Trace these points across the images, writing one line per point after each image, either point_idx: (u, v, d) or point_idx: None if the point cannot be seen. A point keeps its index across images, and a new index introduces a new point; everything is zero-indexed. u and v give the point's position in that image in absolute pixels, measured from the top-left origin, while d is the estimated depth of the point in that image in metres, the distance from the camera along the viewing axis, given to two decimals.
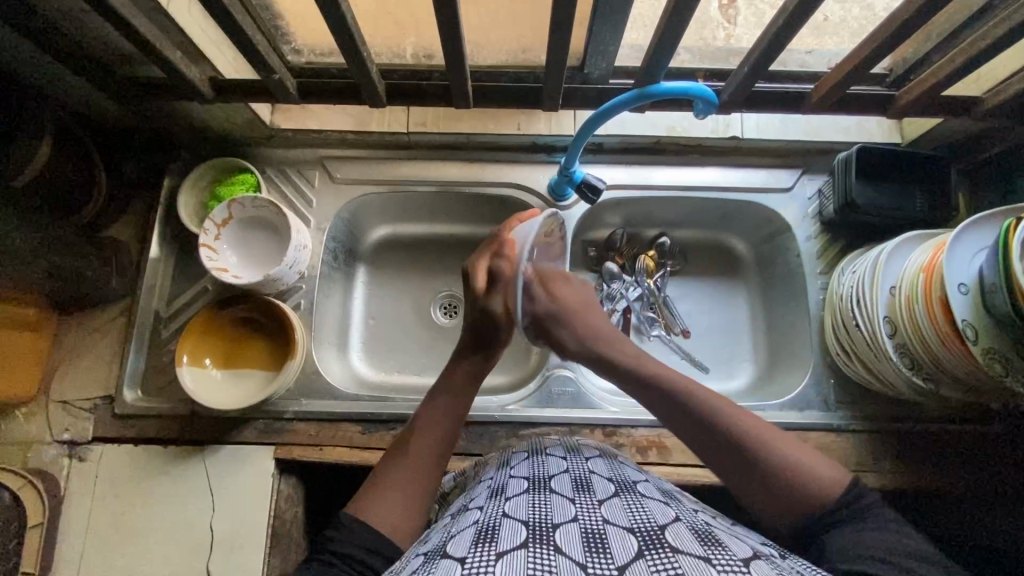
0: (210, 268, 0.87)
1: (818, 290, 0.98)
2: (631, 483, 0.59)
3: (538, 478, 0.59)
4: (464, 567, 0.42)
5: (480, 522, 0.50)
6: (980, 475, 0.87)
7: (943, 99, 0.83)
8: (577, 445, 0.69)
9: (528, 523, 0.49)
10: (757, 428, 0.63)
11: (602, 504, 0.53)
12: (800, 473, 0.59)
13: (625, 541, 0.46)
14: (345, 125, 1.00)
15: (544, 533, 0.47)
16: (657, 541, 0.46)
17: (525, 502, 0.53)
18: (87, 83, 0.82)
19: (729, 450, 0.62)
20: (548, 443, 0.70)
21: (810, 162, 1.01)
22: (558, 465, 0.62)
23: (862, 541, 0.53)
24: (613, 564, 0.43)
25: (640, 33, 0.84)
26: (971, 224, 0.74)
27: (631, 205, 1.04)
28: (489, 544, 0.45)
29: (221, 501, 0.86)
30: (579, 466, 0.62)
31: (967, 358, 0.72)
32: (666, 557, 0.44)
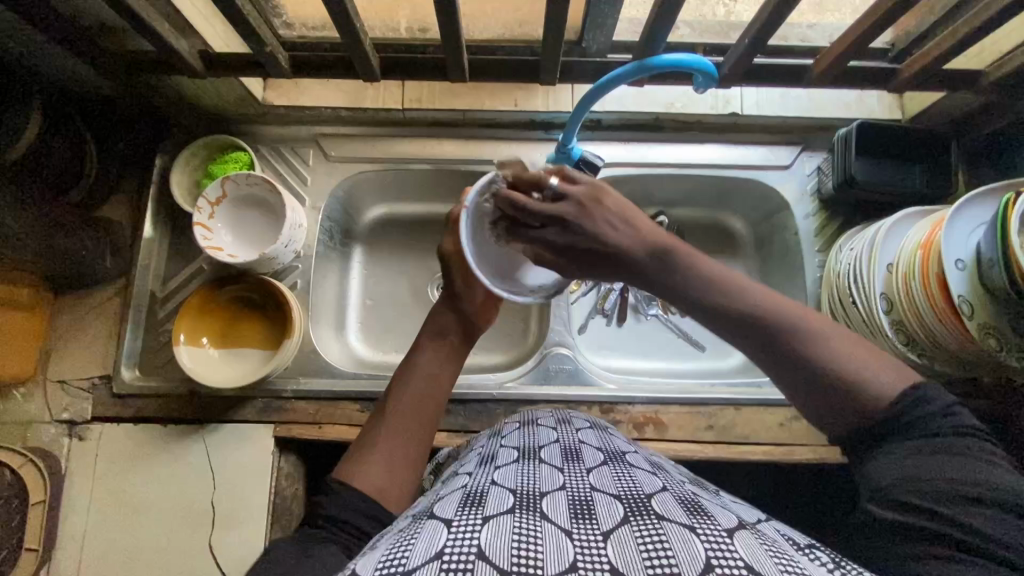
0: (205, 247, 0.86)
1: (815, 268, 0.98)
2: (620, 453, 0.60)
3: (528, 448, 0.60)
4: (450, 531, 0.43)
5: (468, 488, 0.51)
6: None
7: (946, 73, 0.82)
8: (568, 416, 0.70)
9: (515, 490, 0.49)
10: (815, 328, 0.52)
11: (590, 472, 0.54)
12: (861, 378, 0.49)
13: (611, 508, 0.47)
14: (338, 101, 0.98)
15: (531, 501, 0.47)
16: (643, 509, 0.46)
17: (514, 471, 0.53)
18: (72, 58, 0.79)
19: (784, 354, 0.51)
20: (539, 414, 0.70)
21: (809, 139, 1.00)
22: (549, 435, 0.63)
23: (922, 468, 0.46)
24: (598, 530, 0.43)
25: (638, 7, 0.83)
26: (970, 200, 0.74)
27: (630, 183, 1.03)
28: (475, 508, 0.46)
29: (222, 479, 0.86)
30: (569, 436, 0.63)
31: (961, 334, 0.73)
32: (651, 524, 0.44)
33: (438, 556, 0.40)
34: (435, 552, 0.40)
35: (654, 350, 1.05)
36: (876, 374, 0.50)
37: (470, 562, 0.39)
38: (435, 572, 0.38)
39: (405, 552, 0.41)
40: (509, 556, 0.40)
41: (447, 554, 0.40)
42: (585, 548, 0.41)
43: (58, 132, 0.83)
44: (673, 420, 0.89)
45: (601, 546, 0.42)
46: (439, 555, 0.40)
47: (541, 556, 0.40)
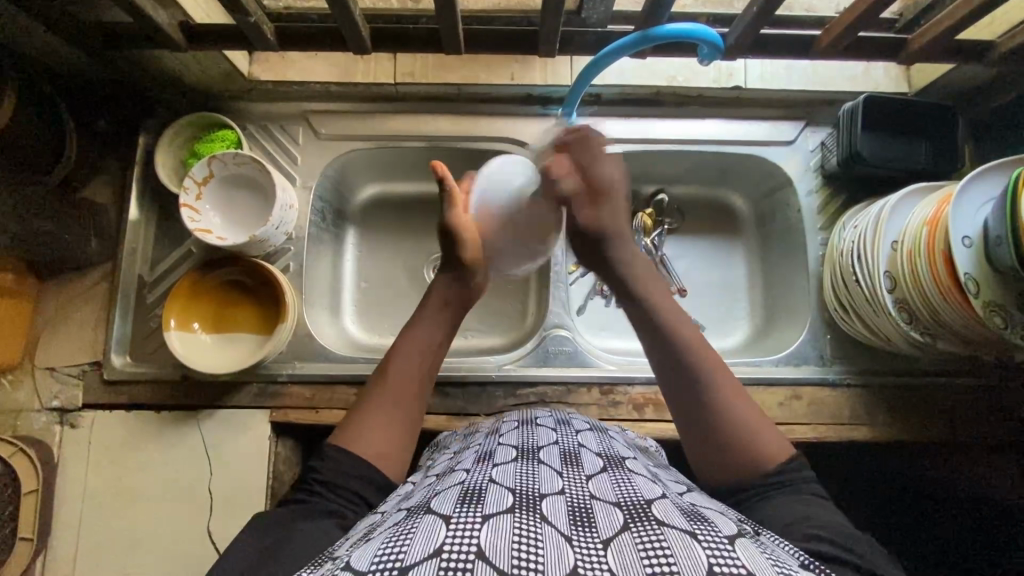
0: (193, 230, 0.83)
1: (817, 247, 0.96)
2: (620, 459, 0.59)
3: (526, 447, 0.59)
4: (449, 526, 0.41)
5: (465, 485, 0.50)
6: (972, 425, 0.89)
7: (956, 43, 0.79)
8: (566, 417, 0.70)
9: (514, 488, 0.48)
10: (723, 380, 0.62)
11: (590, 478, 0.53)
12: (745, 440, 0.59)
13: (611, 516, 0.46)
14: (328, 76, 0.94)
15: (531, 502, 0.46)
16: (644, 516, 0.45)
17: (512, 469, 0.53)
18: (44, 29, 0.75)
19: (696, 394, 0.62)
20: (538, 412, 0.70)
21: (813, 114, 0.98)
22: (548, 436, 0.62)
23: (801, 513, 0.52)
24: (598, 538, 0.43)
25: None
26: (979, 175, 0.72)
27: (629, 159, 1.00)
28: (474, 506, 0.44)
29: (219, 465, 0.85)
30: (569, 438, 0.62)
31: (966, 312, 0.72)
32: (652, 530, 0.43)
33: (437, 553, 0.39)
34: (434, 547, 0.39)
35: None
36: (753, 434, 0.59)
37: (470, 561, 0.38)
38: (435, 569, 0.37)
39: (402, 547, 0.40)
40: (509, 557, 0.39)
41: (447, 552, 0.39)
42: (586, 556, 0.40)
43: (34, 110, 0.79)
44: None
45: (601, 554, 0.41)
46: (438, 551, 0.39)
47: (542, 559, 0.39)
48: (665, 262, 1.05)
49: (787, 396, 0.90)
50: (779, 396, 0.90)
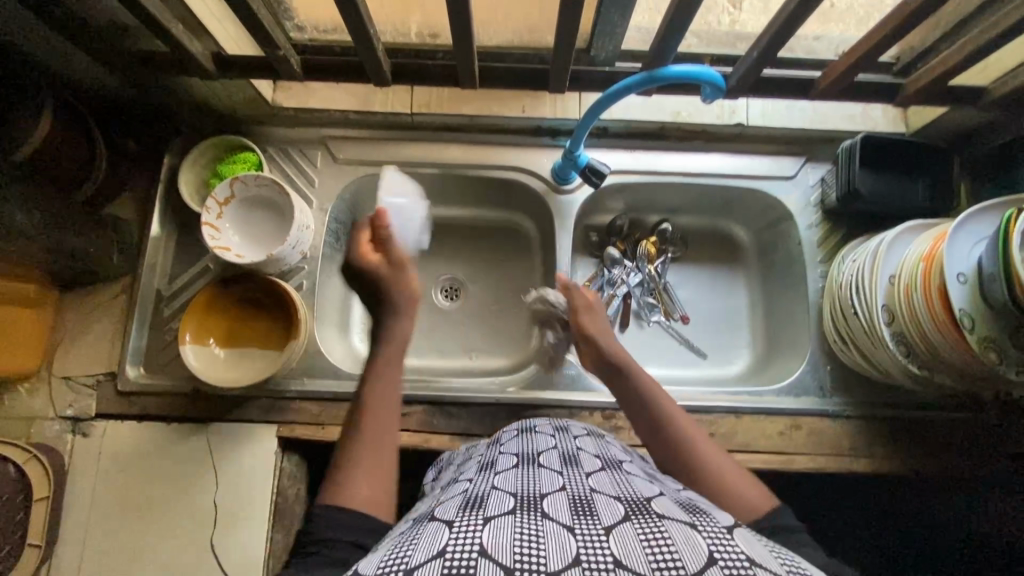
0: (212, 247, 0.87)
1: (817, 279, 0.98)
2: (617, 462, 0.61)
3: (527, 453, 0.61)
4: (452, 530, 0.43)
5: (469, 493, 0.52)
6: (970, 461, 0.89)
7: (950, 88, 0.82)
8: (565, 424, 0.72)
9: (517, 492, 0.50)
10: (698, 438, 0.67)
11: (589, 476, 0.55)
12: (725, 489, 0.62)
13: (612, 508, 0.47)
14: (347, 104, 0.99)
15: (532, 502, 0.48)
16: (644, 510, 0.47)
17: (513, 475, 0.55)
18: (86, 56, 0.80)
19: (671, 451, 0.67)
20: (537, 422, 0.72)
21: (814, 151, 1.01)
22: (547, 441, 0.64)
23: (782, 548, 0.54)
24: (600, 525, 0.44)
25: (646, 15, 0.85)
26: (972, 215, 0.75)
27: (635, 190, 1.04)
28: (476, 510, 0.46)
29: (225, 478, 0.87)
30: (567, 442, 0.64)
31: (958, 344, 0.73)
32: (652, 522, 0.45)
33: (440, 554, 0.40)
34: (437, 550, 0.41)
35: (652, 357, 1.06)
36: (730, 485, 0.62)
37: (473, 560, 0.39)
38: (439, 570, 0.39)
39: (406, 552, 0.41)
40: (512, 553, 0.40)
41: (450, 552, 0.40)
42: (588, 542, 0.42)
43: (70, 131, 0.83)
44: None
45: (603, 540, 0.42)
46: (441, 553, 0.40)
47: (544, 553, 0.40)
48: (669, 289, 1.07)
49: (786, 426, 0.91)
50: (779, 425, 0.91)
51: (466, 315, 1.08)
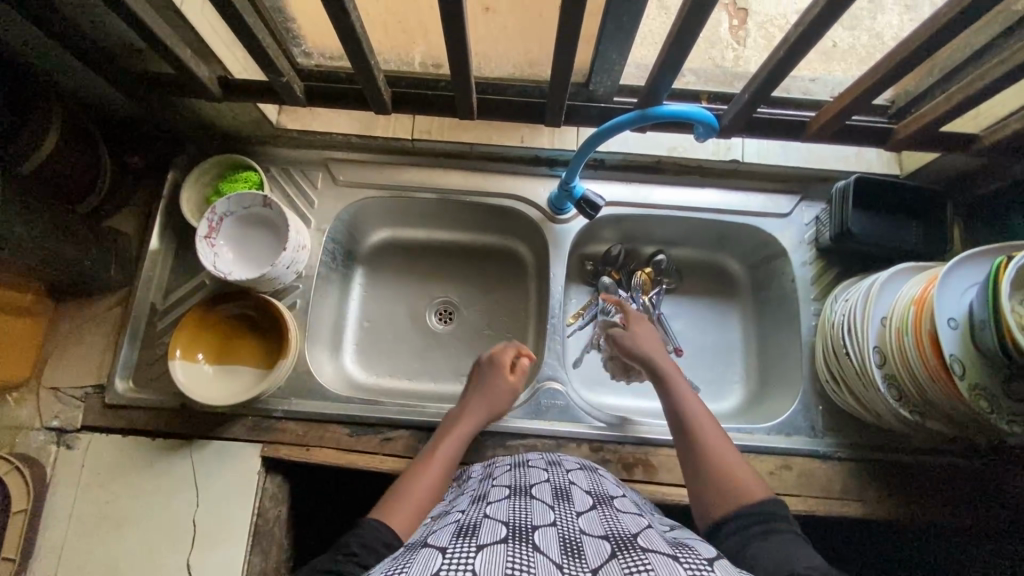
0: (208, 266, 0.86)
1: (811, 316, 0.98)
2: (608, 498, 0.64)
3: (519, 486, 0.63)
4: (446, 555, 0.45)
5: (461, 522, 0.54)
6: (965, 509, 0.87)
7: (943, 135, 0.83)
8: (557, 459, 0.74)
9: (509, 522, 0.52)
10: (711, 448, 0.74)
11: (579, 514, 0.57)
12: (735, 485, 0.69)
13: (600, 545, 0.50)
14: (351, 128, 1.02)
15: (524, 533, 0.50)
16: (630, 546, 0.50)
17: (506, 506, 0.57)
18: (95, 75, 0.82)
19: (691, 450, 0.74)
20: (530, 456, 0.74)
21: (809, 189, 1.02)
22: (540, 475, 0.67)
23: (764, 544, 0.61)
24: (588, 566, 0.46)
25: (649, 49, 0.85)
26: (963, 259, 0.75)
27: (630, 222, 1.05)
28: (469, 538, 0.48)
29: (206, 498, 0.86)
30: (560, 477, 0.67)
31: (951, 393, 0.73)
32: (637, 555, 0.48)
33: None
34: (431, 572, 0.42)
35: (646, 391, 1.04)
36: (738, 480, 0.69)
37: None
38: None
39: (402, 572, 0.43)
40: None
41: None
42: None
43: (77, 147, 0.85)
44: (662, 463, 0.89)
45: None
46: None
47: None
48: (663, 321, 1.07)
49: (777, 465, 0.89)
50: (769, 465, 0.89)
51: (459, 340, 1.08)
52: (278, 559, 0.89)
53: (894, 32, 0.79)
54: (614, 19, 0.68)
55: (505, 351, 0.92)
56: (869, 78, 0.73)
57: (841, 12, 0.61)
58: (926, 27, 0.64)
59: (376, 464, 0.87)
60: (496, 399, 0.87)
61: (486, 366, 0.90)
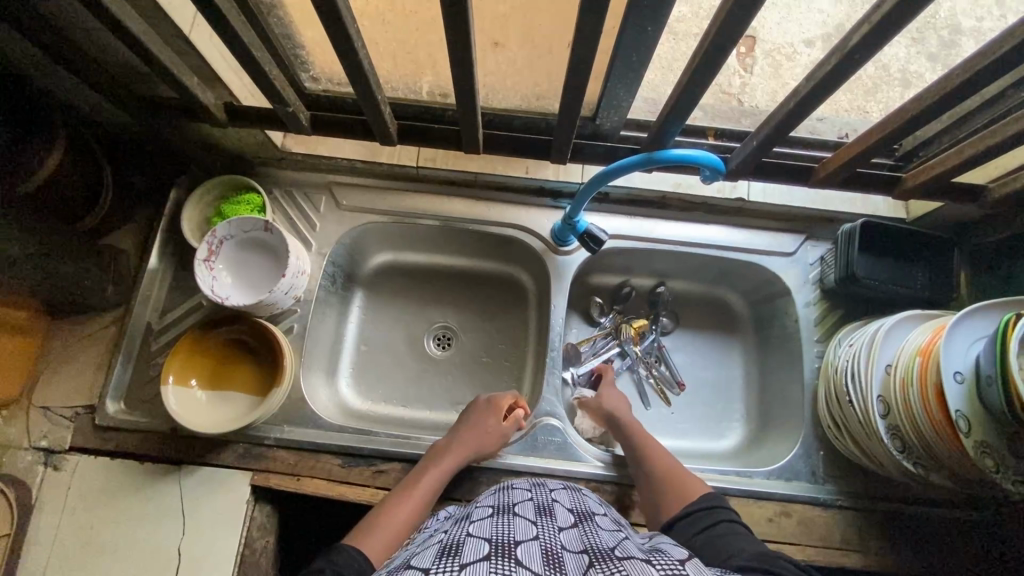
0: (209, 294, 0.85)
1: (814, 358, 0.97)
2: (589, 514, 0.63)
3: (502, 504, 0.62)
4: None
5: (444, 541, 0.53)
6: (965, 564, 0.86)
7: (952, 185, 0.82)
8: (542, 480, 0.74)
9: (491, 538, 0.51)
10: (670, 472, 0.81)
11: (561, 529, 0.57)
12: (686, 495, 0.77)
13: (579, 559, 0.50)
14: (356, 154, 1.02)
15: (507, 548, 0.49)
16: (608, 556, 0.50)
17: (488, 522, 0.56)
18: (100, 96, 0.82)
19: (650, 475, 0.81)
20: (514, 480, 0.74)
21: (814, 229, 1.01)
22: (523, 494, 0.66)
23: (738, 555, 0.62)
24: None
25: (659, 75, 0.86)
26: (971, 312, 0.73)
27: (633, 255, 1.04)
28: (452, 557, 0.48)
29: (192, 527, 0.84)
30: (543, 495, 0.66)
31: (955, 449, 0.71)
32: (615, 564, 0.48)
33: None
34: None
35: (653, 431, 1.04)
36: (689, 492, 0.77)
37: None
38: None
39: None
40: None
41: None
42: None
43: (80, 166, 0.85)
44: None
45: None
46: None
47: None
48: (661, 359, 1.07)
49: (776, 512, 0.87)
50: (768, 511, 0.87)
51: (456, 368, 1.06)
52: None
53: (898, 65, 0.84)
54: (624, 58, 0.67)
55: (502, 397, 0.91)
56: (876, 131, 0.73)
57: (851, 70, 0.60)
58: (935, 86, 0.64)
59: (367, 497, 0.86)
60: (485, 441, 0.85)
61: (479, 406, 0.90)
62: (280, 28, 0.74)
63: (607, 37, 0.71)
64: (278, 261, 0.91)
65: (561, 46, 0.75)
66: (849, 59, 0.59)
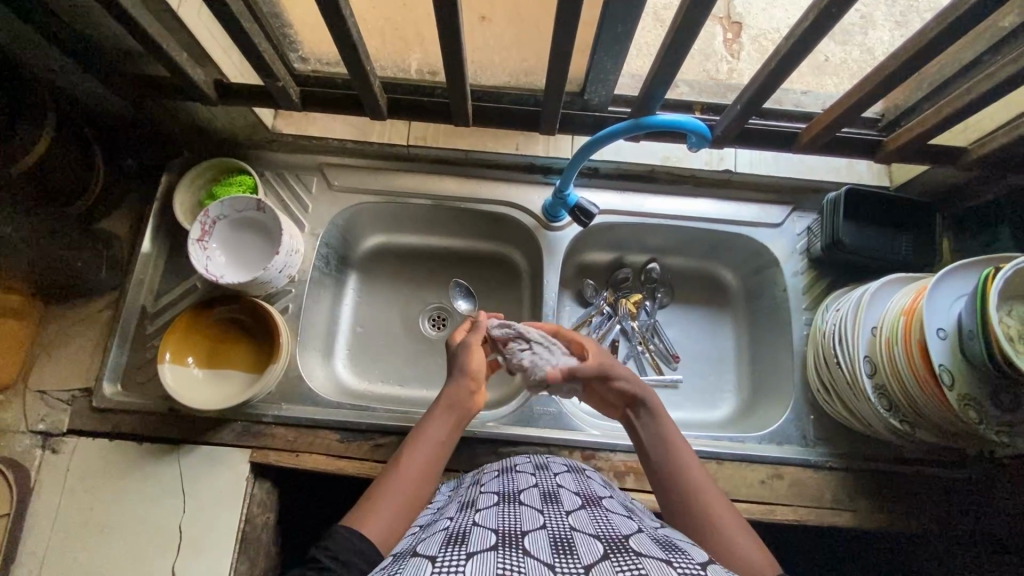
0: (201, 271, 0.85)
1: (802, 326, 0.98)
2: (596, 498, 0.64)
3: (508, 492, 0.64)
4: (435, 565, 0.46)
5: (450, 529, 0.54)
6: (953, 520, 0.88)
7: (930, 148, 0.84)
8: (545, 462, 0.75)
9: (498, 529, 0.53)
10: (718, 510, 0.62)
11: (569, 513, 0.58)
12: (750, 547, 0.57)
13: (592, 545, 0.50)
14: (345, 134, 1.02)
15: (513, 539, 0.51)
16: (622, 547, 0.50)
17: (494, 513, 0.57)
18: (90, 77, 0.82)
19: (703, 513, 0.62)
20: (517, 461, 0.75)
21: (801, 200, 1.03)
22: (528, 480, 0.67)
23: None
24: (580, 564, 0.47)
25: (643, 62, 0.87)
26: (954, 270, 0.75)
27: (624, 229, 1.05)
28: (459, 546, 0.49)
29: (192, 505, 0.85)
30: (548, 481, 0.67)
31: (940, 403, 0.73)
32: (631, 560, 0.47)
33: None
34: None
35: None
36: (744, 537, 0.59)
37: None
38: None
39: None
40: None
41: None
42: None
43: (71, 148, 0.85)
44: None
45: None
46: None
47: None
48: (657, 333, 1.09)
49: (768, 475, 0.89)
50: (761, 474, 0.89)
51: None
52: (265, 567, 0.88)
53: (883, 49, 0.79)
54: (610, 31, 0.69)
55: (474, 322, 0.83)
56: (854, 93, 0.75)
57: (828, 25, 0.62)
58: (910, 43, 0.66)
59: (367, 470, 0.87)
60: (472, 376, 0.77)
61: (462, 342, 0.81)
62: (268, 5, 0.75)
63: (592, 9, 0.72)
64: (270, 241, 0.91)
65: (547, 19, 0.77)
66: (824, 16, 0.61)
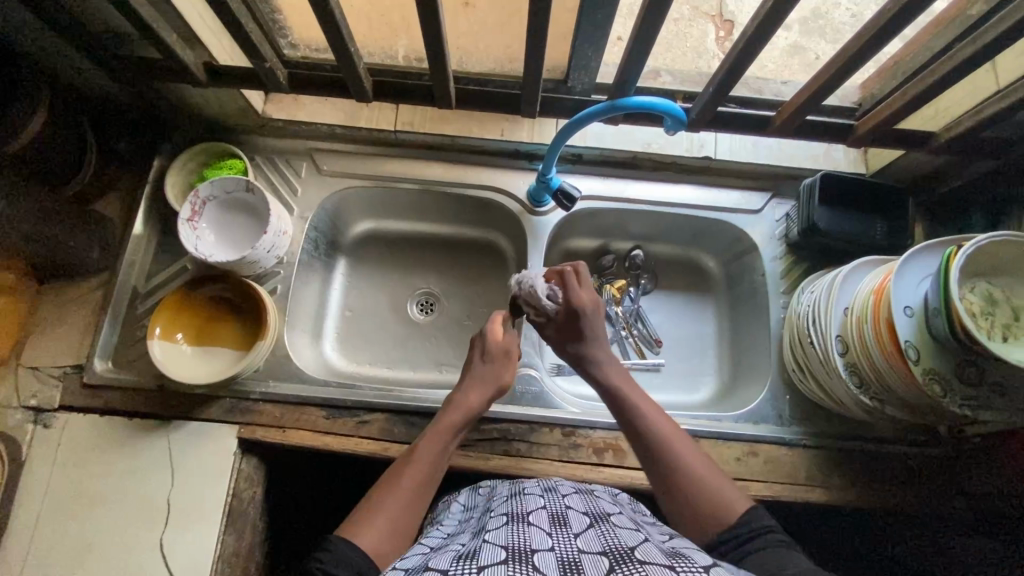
0: (191, 250, 0.87)
1: (780, 309, 1.01)
2: (604, 516, 0.65)
3: (516, 512, 0.64)
4: None
5: (460, 549, 0.55)
6: (923, 496, 0.90)
7: (899, 133, 0.86)
8: (554, 485, 0.75)
9: (507, 545, 0.53)
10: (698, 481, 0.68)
11: (577, 535, 0.58)
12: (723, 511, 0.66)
13: (597, 561, 0.51)
14: (335, 118, 1.03)
15: (522, 555, 0.51)
16: (627, 559, 0.50)
17: (504, 530, 0.58)
18: (84, 59, 0.84)
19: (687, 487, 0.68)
20: (527, 484, 0.75)
21: (779, 187, 1.05)
22: (536, 502, 0.67)
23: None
24: None
25: None
26: (920, 250, 0.77)
27: (607, 215, 1.07)
28: (469, 562, 0.50)
29: (181, 478, 0.87)
30: (558, 503, 0.68)
31: (907, 379, 0.75)
32: (635, 569, 0.48)
33: None
34: None
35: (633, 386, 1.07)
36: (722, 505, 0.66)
37: None
38: None
39: None
40: None
41: None
42: None
43: (64, 130, 0.87)
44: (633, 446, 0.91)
45: None
46: None
47: None
48: (640, 317, 1.11)
49: (744, 452, 0.91)
50: (736, 451, 0.91)
51: (439, 330, 1.09)
52: (252, 540, 0.89)
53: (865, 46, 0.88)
54: (589, 19, 0.71)
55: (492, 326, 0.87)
56: (821, 76, 0.77)
57: (788, 9, 0.65)
58: (870, 27, 0.68)
59: (352, 445, 0.89)
60: (476, 392, 0.81)
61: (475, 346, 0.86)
62: None
63: None
64: (260, 221, 0.93)
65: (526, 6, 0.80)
66: None
